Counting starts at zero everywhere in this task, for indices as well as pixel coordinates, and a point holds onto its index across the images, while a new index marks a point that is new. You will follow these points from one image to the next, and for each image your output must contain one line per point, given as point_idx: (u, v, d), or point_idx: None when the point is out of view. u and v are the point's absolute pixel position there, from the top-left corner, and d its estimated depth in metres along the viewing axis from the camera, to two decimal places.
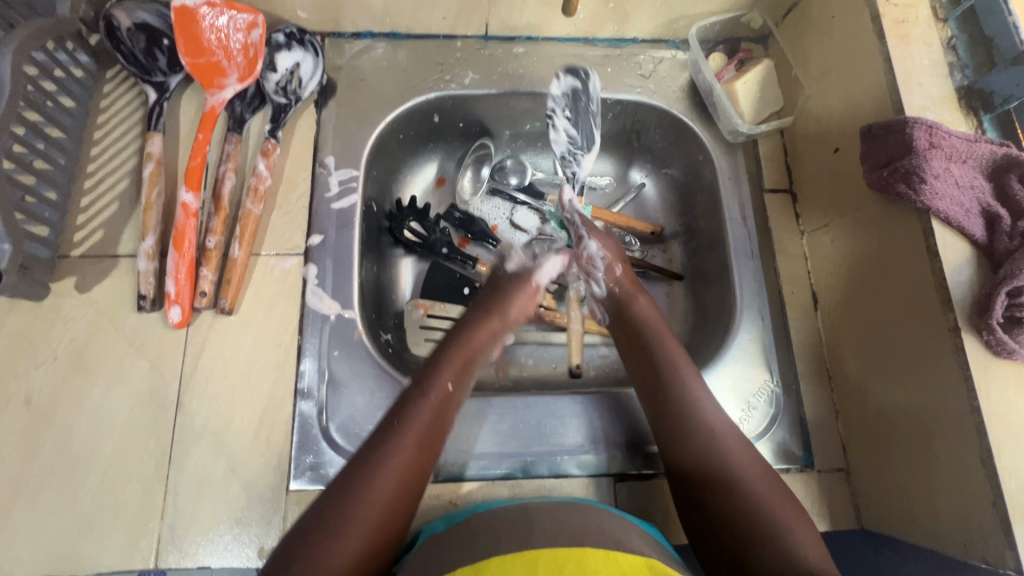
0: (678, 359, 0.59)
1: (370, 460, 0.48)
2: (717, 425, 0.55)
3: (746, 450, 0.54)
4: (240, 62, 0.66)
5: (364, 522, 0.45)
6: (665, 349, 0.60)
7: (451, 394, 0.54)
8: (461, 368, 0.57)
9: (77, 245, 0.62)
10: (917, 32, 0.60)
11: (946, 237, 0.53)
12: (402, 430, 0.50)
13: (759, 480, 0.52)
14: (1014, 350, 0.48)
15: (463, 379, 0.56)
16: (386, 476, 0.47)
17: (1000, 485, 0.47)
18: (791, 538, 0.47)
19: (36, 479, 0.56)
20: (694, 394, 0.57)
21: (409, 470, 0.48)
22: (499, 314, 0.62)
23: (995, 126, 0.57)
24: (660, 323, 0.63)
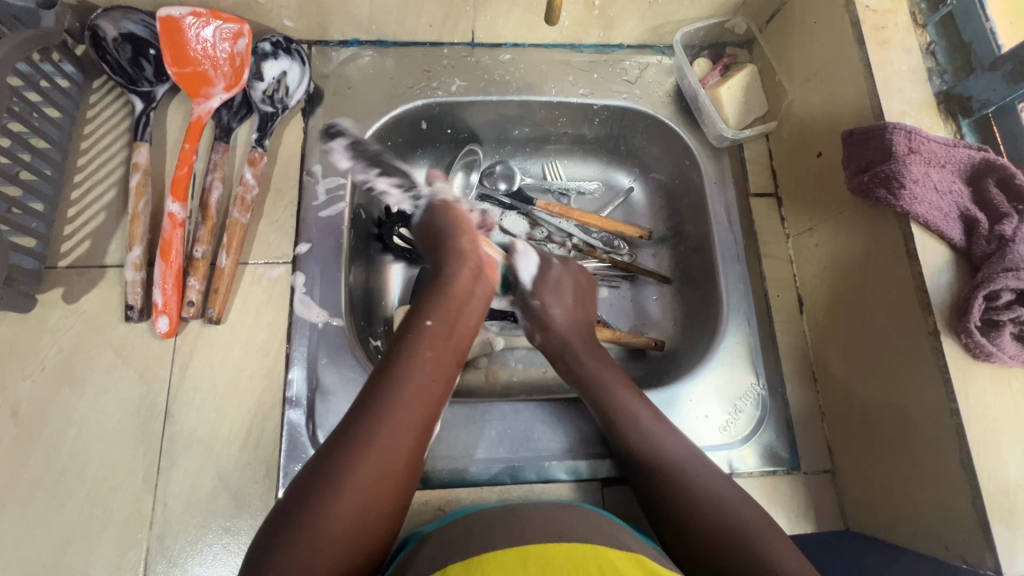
0: (629, 401, 0.60)
1: (364, 413, 0.48)
2: (678, 462, 0.56)
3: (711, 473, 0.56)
4: (226, 71, 0.66)
5: (362, 467, 0.45)
6: (612, 397, 0.61)
7: (433, 334, 0.55)
8: (441, 308, 0.57)
9: (64, 256, 0.62)
10: (896, 38, 0.61)
11: (925, 241, 0.54)
12: (392, 379, 0.50)
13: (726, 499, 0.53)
14: (991, 353, 0.49)
15: (445, 320, 0.57)
16: (384, 427, 0.47)
17: (979, 486, 0.48)
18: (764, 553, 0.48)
19: (24, 491, 0.56)
20: (635, 416, 0.59)
21: (406, 424, 0.49)
22: (469, 254, 0.62)
23: (973, 131, 0.58)
24: (606, 370, 0.64)
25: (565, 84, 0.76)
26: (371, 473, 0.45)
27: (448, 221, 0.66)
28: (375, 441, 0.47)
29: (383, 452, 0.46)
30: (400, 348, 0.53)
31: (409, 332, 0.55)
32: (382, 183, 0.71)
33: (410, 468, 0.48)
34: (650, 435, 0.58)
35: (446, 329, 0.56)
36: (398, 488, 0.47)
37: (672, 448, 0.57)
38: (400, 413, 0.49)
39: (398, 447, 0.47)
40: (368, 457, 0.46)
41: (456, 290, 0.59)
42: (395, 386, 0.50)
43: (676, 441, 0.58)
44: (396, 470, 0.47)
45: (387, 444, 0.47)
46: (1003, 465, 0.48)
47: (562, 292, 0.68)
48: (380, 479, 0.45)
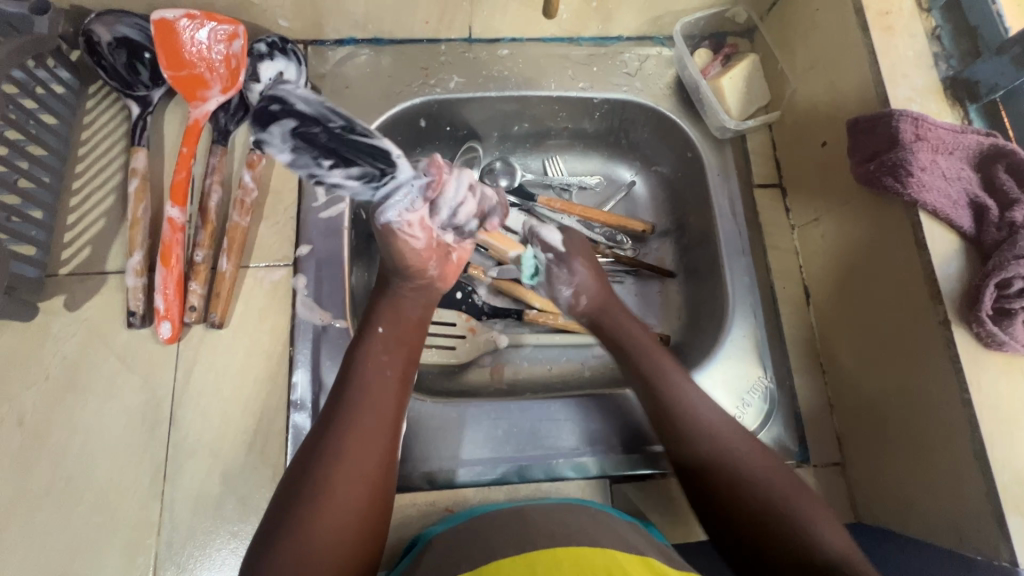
0: (665, 365, 0.61)
1: (331, 421, 0.50)
2: (714, 426, 0.56)
3: (742, 436, 0.56)
4: (222, 73, 0.66)
5: (340, 476, 0.47)
6: (647, 359, 0.61)
7: (380, 337, 0.56)
8: (393, 315, 0.58)
9: (65, 263, 0.62)
10: (901, 23, 0.59)
11: (935, 230, 0.53)
12: (355, 389, 0.52)
13: (762, 465, 0.54)
14: (1004, 342, 0.48)
15: (394, 322, 0.58)
16: (349, 438, 0.49)
17: (993, 478, 0.47)
18: (811, 530, 0.49)
19: (31, 499, 0.56)
20: (680, 385, 0.59)
21: (371, 429, 0.50)
22: (425, 264, 0.61)
23: (982, 116, 0.57)
24: (642, 334, 0.64)
25: (564, 79, 0.75)
26: (344, 483, 0.47)
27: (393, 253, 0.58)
28: (345, 454, 0.48)
29: (352, 461, 0.48)
30: (357, 358, 0.54)
31: (362, 341, 0.56)
32: (336, 175, 0.56)
33: (385, 472, 0.49)
34: (683, 397, 0.58)
35: (399, 335, 0.57)
36: (376, 491, 0.48)
37: (706, 408, 0.57)
38: (362, 419, 0.50)
39: (368, 455, 0.49)
40: (340, 468, 0.47)
41: (407, 297, 0.60)
42: (354, 397, 0.51)
43: (706, 404, 0.58)
44: (371, 477, 0.48)
45: (355, 453, 0.48)
46: (1017, 456, 0.47)
47: (574, 251, 0.68)
48: (356, 489, 0.47)
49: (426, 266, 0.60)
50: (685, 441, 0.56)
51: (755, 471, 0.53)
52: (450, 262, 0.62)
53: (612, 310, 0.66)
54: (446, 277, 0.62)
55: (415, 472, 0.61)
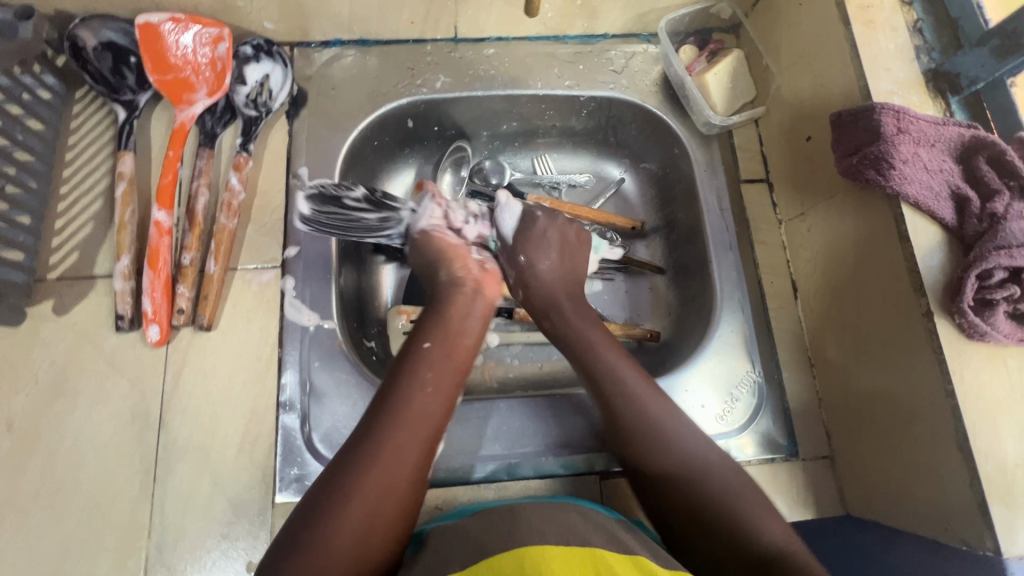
0: (615, 363, 0.59)
1: (370, 431, 0.48)
2: (666, 426, 0.55)
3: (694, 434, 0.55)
4: (208, 76, 0.66)
5: (369, 487, 0.46)
6: (599, 358, 0.59)
7: (426, 352, 0.55)
8: (439, 330, 0.57)
9: (53, 268, 0.62)
10: (882, 17, 0.60)
11: (917, 222, 0.53)
12: (396, 402, 0.50)
13: (709, 462, 0.53)
14: (986, 332, 0.48)
15: (439, 335, 0.56)
16: (385, 453, 0.47)
17: (977, 467, 0.47)
18: (752, 525, 0.49)
19: (22, 504, 0.56)
20: (624, 381, 0.57)
21: (409, 446, 0.48)
22: (462, 279, 0.62)
23: (963, 108, 0.57)
24: (594, 332, 0.62)
25: (550, 77, 0.75)
26: (374, 496, 0.46)
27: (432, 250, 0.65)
28: (375, 467, 0.47)
29: (383, 476, 0.46)
30: (400, 372, 0.53)
31: (407, 355, 0.54)
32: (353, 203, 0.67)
33: (414, 488, 0.48)
34: (637, 394, 0.56)
35: (445, 351, 0.55)
36: (404, 506, 0.47)
37: (658, 406, 0.56)
38: (403, 437, 0.48)
39: (400, 469, 0.47)
40: (370, 482, 0.46)
41: (452, 314, 0.59)
42: (395, 413, 0.49)
43: (659, 402, 0.56)
44: (399, 493, 0.47)
45: (388, 468, 0.47)
46: (1000, 445, 0.48)
47: (546, 246, 0.67)
48: (382, 502, 0.46)
49: (466, 269, 0.63)
50: (636, 439, 0.55)
51: (705, 467, 0.53)
52: (479, 274, 0.63)
53: (563, 309, 0.64)
54: (484, 282, 0.63)
55: None
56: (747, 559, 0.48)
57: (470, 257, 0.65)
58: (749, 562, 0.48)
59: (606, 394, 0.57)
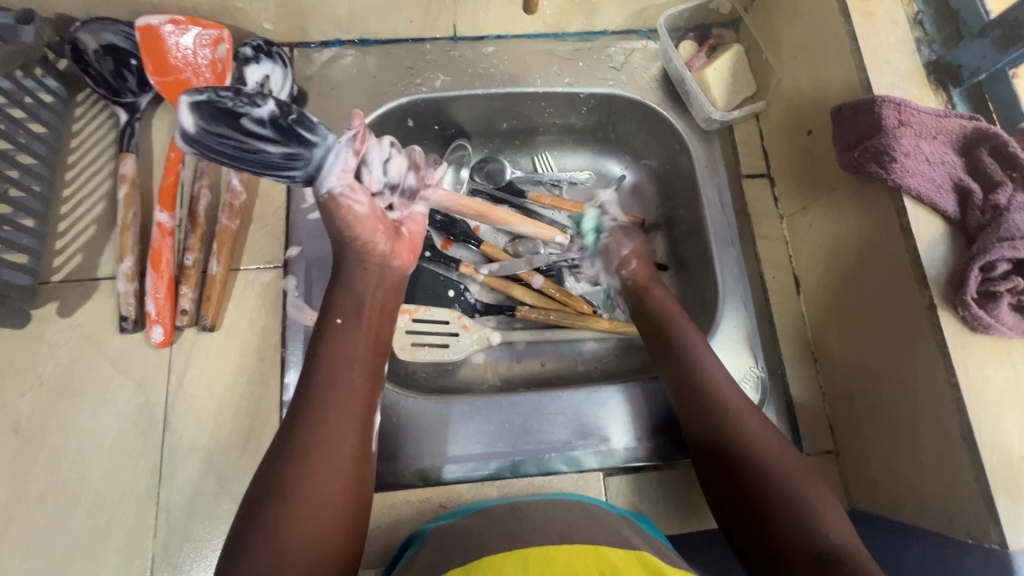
0: (705, 358, 0.61)
1: (298, 419, 0.50)
2: (738, 406, 0.57)
3: (770, 430, 0.56)
4: (209, 78, 0.65)
5: (311, 477, 0.47)
6: (692, 349, 0.61)
7: (336, 330, 0.55)
8: (351, 305, 0.56)
9: (56, 271, 0.62)
10: (882, 9, 0.59)
11: (919, 214, 0.53)
12: (320, 386, 0.51)
13: (785, 460, 0.54)
14: (989, 324, 0.48)
15: (354, 313, 0.55)
16: (318, 437, 0.49)
17: (982, 461, 0.47)
18: (818, 513, 0.49)
19: (29, 505, 0.57)
20: (703, 361, 0.60)
21: (340, 427, 0.50)
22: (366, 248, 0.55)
23: (965, 99, 0.57)
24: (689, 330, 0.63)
25: (549, 74, 0.75)
26: (319, 479, 0.47)
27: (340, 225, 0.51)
28: (313, 451, 0.48)
29: (321, 459, 0.48)
30: (320, 355, 0.53)
31: (324, 336, 0.54)
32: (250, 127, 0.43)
33: (356, 466, 0.50)
34: (721, 389, 0.58)
35: (360, 324, 0.55)
36: (352, 484, 0.49)
37: (740, 401, 0.58)
38: (330, 421, 0.50)
39: (340, 449, 0.49)
40: (311, 465, 0.48)
41: (363, 286, 0.56)
42: (319, 400, 0.50)
43: (739, 398, 0.58)
44: (344, 473, 0.49)
45: (325, 450, 0.48)
46: (1006, 438, 0.47)
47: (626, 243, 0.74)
48: (327, 483, 0.48)
49: (374, 240, 0.54)
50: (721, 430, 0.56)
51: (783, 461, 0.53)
52: (390, 247, 0.56)
53: (646, 290, 0.69)
54: (397, 248, 0.57)
55: (408, 468, 0.61)
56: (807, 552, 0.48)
57: (382, 228, 0.54)
58: (814, 553, 0.47)
59: (689, 385, 0.60)
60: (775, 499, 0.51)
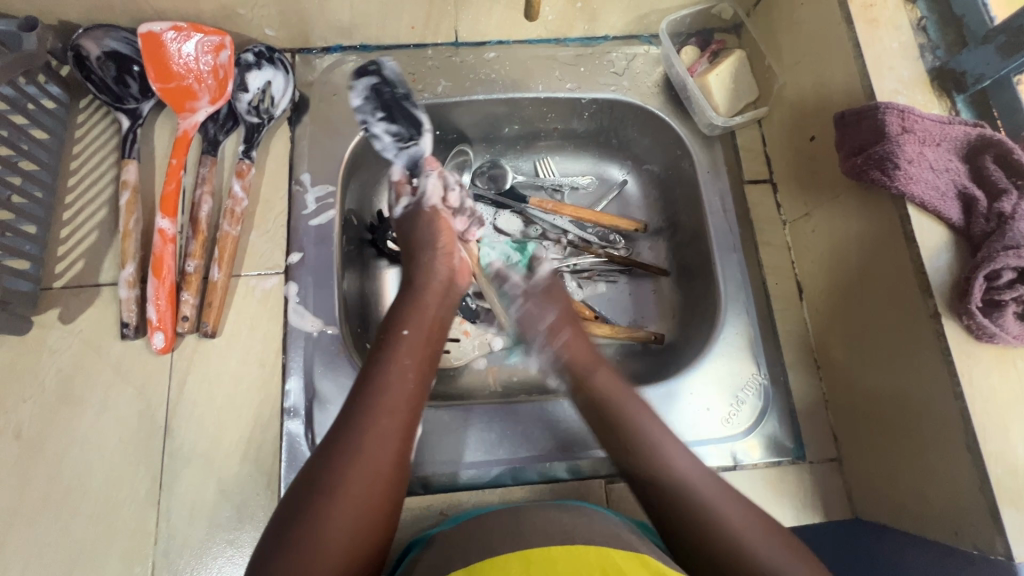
0: (668, 452, 0.53)
1: (353, 414, 0.50)
2: (680, 462, 0.53)
3: (748, 519, 0.49)
4: (211, 84, 0.67)
5: (359, 473, 0.47)
6: (642, 434, 0.55)
7: (400, 338, 0.56)
8: (416, 317, 0.58)
9: (58, 277, 0.63)
10: (885, 15, 0.59)
11: (923, 222, 0.53)
12: (377, 386, 0.52)
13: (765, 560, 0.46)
14: (995, 334, 0.48)
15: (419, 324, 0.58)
16: (370, 435, 0.48)
17: (987, 471, 0.47)
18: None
19: (30, 512, 0.57)
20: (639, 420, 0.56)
21: (390, 430, 0.50)
22: (438, 269, 0.63)
23: (969, 106, 0.57)
24: (652, 420, 0.56)
25: (551, 79, 0.75)
26: (365, 477, 0.47)
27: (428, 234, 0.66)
28: (363, 452, 0.48)
29: (371, 460, 0.47)
30: (379, 358, 0.54)
31: (387, 342, 0.55)
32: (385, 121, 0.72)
33: (398, 474, 0.49)
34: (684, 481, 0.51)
35: (423, 337, 0.57)
36: (391, 492, 0.48)
37: (712, 491, 0.50)
38: (382, 421, 0.50)
39: (387, 448, 0.49)
40: (358, 466, 0.47)
41: (428, 301, 0.60)
42: (377, 399, 0.51)
43: (714, 488, 0.51)
44: (386, 476, 0.48)
45: (374, 453, 0.48)
46: (1011, 449, 0.47)
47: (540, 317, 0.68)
48: (370, 485, 0.47)
49: (451, 257, 0.65)
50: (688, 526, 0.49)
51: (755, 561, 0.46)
52: (456, 268, 0.65)
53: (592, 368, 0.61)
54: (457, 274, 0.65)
55: (409, 476, 0.61)
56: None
57: (458, 249, 0.67)
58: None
59: (649, 478, 0.53)
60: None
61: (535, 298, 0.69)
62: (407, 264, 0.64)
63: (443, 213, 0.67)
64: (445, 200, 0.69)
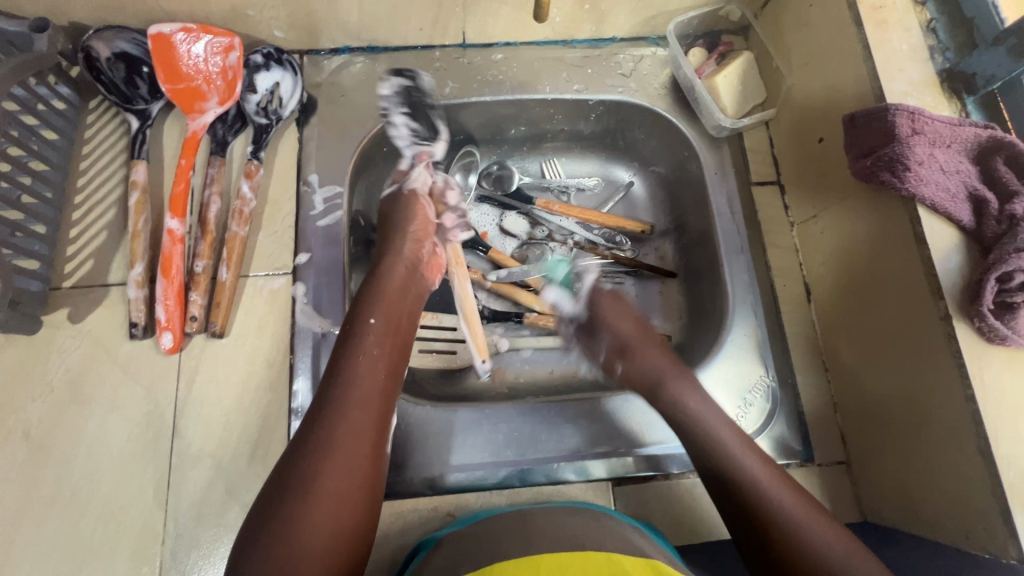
0: (748, 463, 0.55)
1: (325, 411, 0.50)
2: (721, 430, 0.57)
3: (805, 503, 0.52)
4: (219, 85, 0.67)
5: (335, 469, 0.47)
6: (680, 404, 0.60)
7: (368, 327, 0.56)
8: (385, 307, 0.59)
9: (67, 277, 0.63)
10: (895, 17, 0.59)
11: (933, 224, 0.53)
12: (345, 378, 0.52)
13: (848, 559, 0.48)
14: (1007, 336, 0.47)
15: (384, 312, 0.58)
16: (343, 432, 0.49)
17: (999, 474, 0.47)
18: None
19: (38, 511, 0.57)
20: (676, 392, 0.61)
21: (362, 424, 0.50)
22: (404, 256, 0.64)
23: (979, 108, 0.57)
24: (727, 433, 0.57)
25: (559, 81, 0.75)
26: (340, 474, 0.47)
27: (401, 219, 0.67)
28: (335, 447, 0.48)
29: (343, 454, 0.48)
30: (349, 351, 0.54)
31: (356, 333, 0.56)
32: (401, 121, 0.73)
33: (374, 467, 0.50)
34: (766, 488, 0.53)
35: (389, 325, 0.58)
36: (368, 483, 0.49)
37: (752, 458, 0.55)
38: (353, 416, 0.50)
39: (361, 443, 0.50)
40: (333, 459, 0.48)
41: (393, 290, 0.61)
42: (346, 393, 0.51)
43: (791, 495, 0.52)
44: (361, 471, 0.49)
45: (348, 447, 0.49)
46: (1023, 452, 0.47)
47: (620, 316, 0.69)
48: (347, 479, 0.48)
49: (421, 246, 0.66)
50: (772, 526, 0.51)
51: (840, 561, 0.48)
52: (424, 259, 0.66)
53: (670, 376, 0.62)
54: (427, 266, 0.66)
55: (416, 477, 0.61)
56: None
57: (431, 240, 0.67)
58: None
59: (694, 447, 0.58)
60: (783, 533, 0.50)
61: (592, 339, 0.71)
62: (380, 251, 0.64)
63: (423, 197, 0.70)
64: (432, 193, 0.71)
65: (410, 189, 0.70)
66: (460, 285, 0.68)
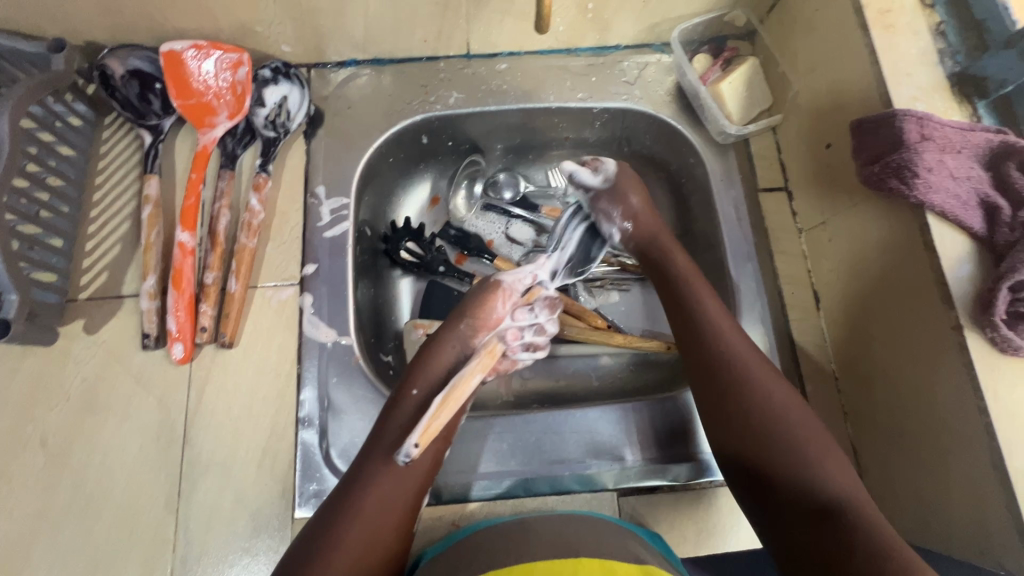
0: (726, 333, 0.56)
1: (358, 477, 0.51)
2: (754, 373, 0.54)
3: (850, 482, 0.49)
4: (228, 100, 0.68)
5: (356, 533, 0.48)
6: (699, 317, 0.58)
7: (410, 399, 0.55)
8: (428, 373, 0.57)
9: (84, 288, 0.64)
10: (903, 21, 0.58)
11: (943, 231, 0.52)
12: (383, 450, 0.52)
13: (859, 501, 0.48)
14: (1020, 347, 0.47)
15: (425, 384, 0.56)
16: (371, 497, 0.50)
17: (1012, 488, 0.46)
18: (828, 477, 0.48)
19: (56, 517, 0.58)
20: (705, 309, 0.58)
21: (396, 497, 0.51)
22: (459, 330, 0.59)
23: (991, 113, 0.56)
24: (718, 315, 0.57)
25: (563, 90, 0.75)
26: (361, 543, 0.48)
27: (477, 299, 0.61)
28: (364, 513, 0.49)
29: (374, 523, 0.49)
30: (389, 423, 0.54)
31: (397, 405, 0.55)
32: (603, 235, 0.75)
33: (397, 534, 0.50)
34: (747, 375, 0.54)
35: (429, 398, 0.55)
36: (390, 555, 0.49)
37: (789, 411, 0.52)
38: (385, 487, 0.51)
39: (388, 515, 0.50)
40: (358, 523, 0.48)
41: (439, 359, 0.58)
42: (382, 462, 0.52)
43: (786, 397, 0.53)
44: (385, 541, 0.49)
45: (376, 515, 0.49)
46: None
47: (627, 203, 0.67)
48: (369, 552, 0.48)
49: (479, 331, 0.59)
50: (738, 405, 0.53)
51: (799, 439, 0.50)
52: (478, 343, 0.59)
53: (669, 255, 0.63)
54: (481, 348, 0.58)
55: None
56: (805, 517, 0.48)
57: (489, 333, 0.59)
58: (810, 512, 0.48)
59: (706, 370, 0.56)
60: (790, 483, 0.49)
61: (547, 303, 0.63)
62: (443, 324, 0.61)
63: (506, 286, 0.61)
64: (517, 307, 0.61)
65: (497, 276, 0.63)
66: (468, 370, 0.55)
